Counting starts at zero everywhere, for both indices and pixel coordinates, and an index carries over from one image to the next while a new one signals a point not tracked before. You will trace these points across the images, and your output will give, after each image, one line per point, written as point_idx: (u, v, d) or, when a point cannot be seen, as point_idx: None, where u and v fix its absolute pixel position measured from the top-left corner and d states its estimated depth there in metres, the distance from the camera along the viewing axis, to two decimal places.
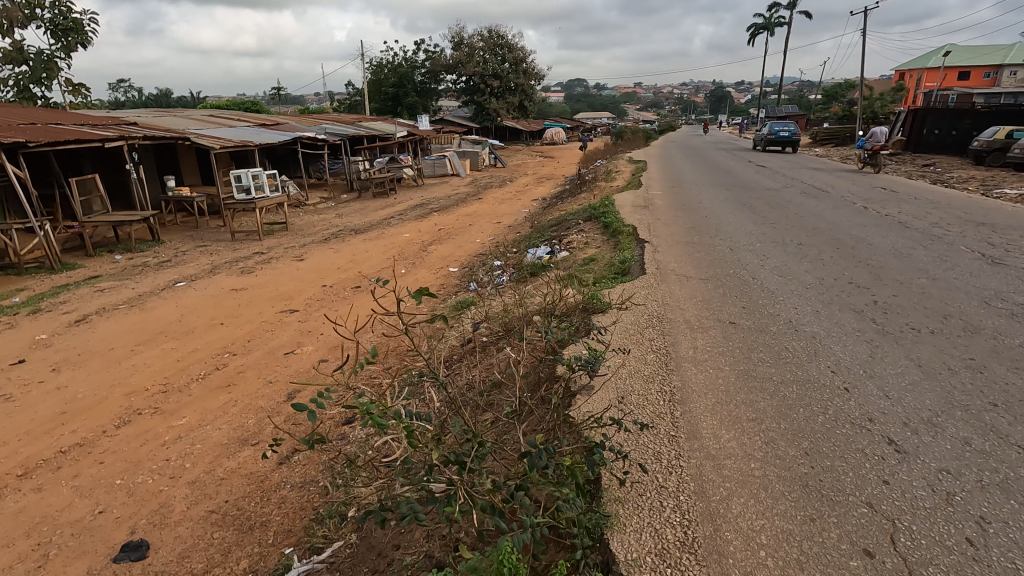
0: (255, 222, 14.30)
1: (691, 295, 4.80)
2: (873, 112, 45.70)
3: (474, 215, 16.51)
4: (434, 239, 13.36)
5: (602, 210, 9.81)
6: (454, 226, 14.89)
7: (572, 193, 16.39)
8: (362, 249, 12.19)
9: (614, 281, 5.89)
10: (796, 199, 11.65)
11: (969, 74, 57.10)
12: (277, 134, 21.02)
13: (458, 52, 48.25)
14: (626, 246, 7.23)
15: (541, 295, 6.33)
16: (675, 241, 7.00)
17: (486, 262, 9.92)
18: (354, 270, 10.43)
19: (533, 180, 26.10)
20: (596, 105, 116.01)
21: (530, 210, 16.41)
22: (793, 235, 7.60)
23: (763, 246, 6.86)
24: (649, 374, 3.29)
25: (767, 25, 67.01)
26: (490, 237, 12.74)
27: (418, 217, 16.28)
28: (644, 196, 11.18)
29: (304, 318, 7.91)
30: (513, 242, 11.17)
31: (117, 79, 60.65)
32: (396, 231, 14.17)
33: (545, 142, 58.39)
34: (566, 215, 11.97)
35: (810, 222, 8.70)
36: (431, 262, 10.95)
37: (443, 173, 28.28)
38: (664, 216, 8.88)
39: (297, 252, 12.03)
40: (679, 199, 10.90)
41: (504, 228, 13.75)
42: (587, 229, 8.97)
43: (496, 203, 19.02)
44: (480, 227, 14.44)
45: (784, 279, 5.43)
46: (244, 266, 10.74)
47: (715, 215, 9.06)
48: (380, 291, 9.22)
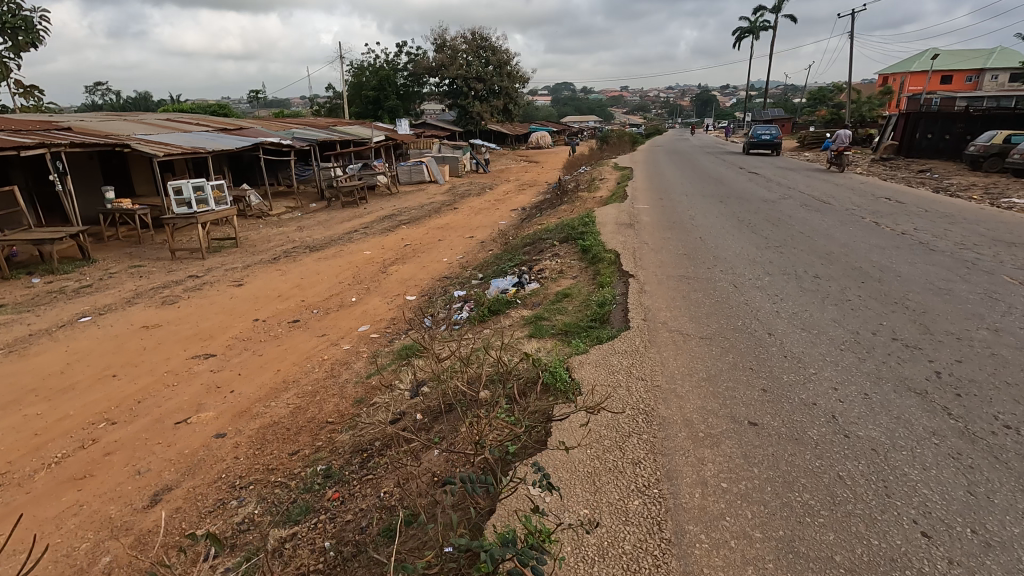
0: (197, 239, 12.82)
1: (690, 369, 3.49)
2: (860, 115, 45.13)
3: (446, 228, 15.19)
4: (398, 257, 12.02)
5: (581, 229, 8.53)
6: (422, 241, 13.59)
7: (551, 204, 15.14)
8: (314, 271, 10.80)
9: (589, 334, 4.61)
10: (798, 212, 10.47)
11: (953, 78, 56.97)
12: (236, 139, 19.53)
13: (440, 55, 46.93)
14: (607, 280, 5.94)
15: (499, 349, 5.02)
16: (666, 275, 5.73)
17: (448, 289, 8.61)
18: (297, 299, 9.06)
19: (514, 187, 24.83)
20: (583, 109, 115.36)
21: (507, 223, 15.14)
22: (806, 263, 6.36)
23: (772, 281, 5.62)
24: (631, 562, 1.98)
25: (752, 28, 66.58)
26: (457, 256, 11.43)
27: (384, 231, 14.94)
28: (630, 211, 9.92)
29: (217, 368, 6.49)
30: (482, 264, 9.88)
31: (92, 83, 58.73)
32: (356, 249, 12.80)
33: (531, 146, 57.22)
34: (544, 232, 10.69)
35: (820, 244, 7.48)
36: (387, 289, 9.60)
37: (420, 180, 26.92)
38: (651, 238, 7.62)
39: (238, 275, 10.61)
40: (668, 214, 9.67)
41: (475, 244, 12.45)
42: (564, 253, 7.66)
43: (471, 213, 17.72)
44: (450, 243, 13.12)
45: (809, 334, 4.17)
46: (171, 294, 9.31)
47: (710, 235, 7.82)
48: (319, 326, 7.80)
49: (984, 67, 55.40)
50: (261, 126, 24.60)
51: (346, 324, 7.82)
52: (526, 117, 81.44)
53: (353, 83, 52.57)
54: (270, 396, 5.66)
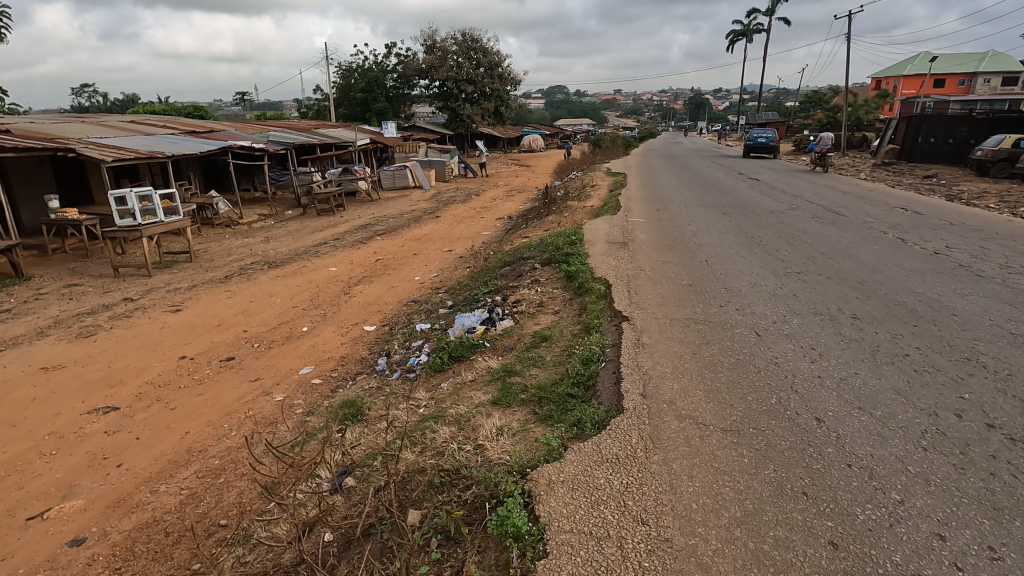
0: (144, 253, 11.51)
1: (714, 500, 2.31)
2: (857, 118, 44.30)
3: (424, 240, 13.97)
4: (367, 276, 10.79)
5: (567, 248, 7.33)
6: (396, 256, 12.37)
7: (538, 214, 13.99)
8: (267, 293, 9.58)
9: (569, 411, 3.44)
10: (810, 225, 9.36)
11: (946, 82, 56.51)
12: (201, 143, 18.25)
13: (429, 56, 45.82)
14: (595, 322, 4.76)
15: (451, 424, 3.83)
16: (669, 316, 4.55)
17: (413, 319, 7.41)
18: (239, 329, 7.83)
19: (502, 193, 23.67)
20: (576, 112, 114.44)
21: (490, 234, 13.96)
22: (836, 297, 5.22)
23: (802, 325, 4.46)
24: None
25: (745, 32, 66.17)
26: (432, 275, 10.22)
27: (357, 243, 13.71)
28: (623, 225, 8.75)
29: (114, 427, 5.24)
30: (456, 286, 8.68)
31: (76, 84, 57.36)
32: (321, 265, 11.56)
33: (523, 149, 56.16)
34: (528, 247, 9.51)
35: (847, 269, 6.34)
36: (345, 315, 8.37)
37: (404, 185, 25.69)
38: (648, 259, 6.45)
39: (180, 297, 9.34)
40: (667, 228, 8.53)
41: (453, 260, 11.27)
42: (546, 279, 6.47)
43: (454, 222, 16.55)
44: (426, 259, 11.91)
45: (870, 420, 3.00)
46: (93, 323, 8.03)
47: (717, 258, 6.66)
48: (256, 367, 6.57)
49: (977, 70, 54.90)
50: (235, 129, 23.28)
51: (288, 363, 6.58)
52: (518, 119, 80.38)
53: (341, 84, 51.22)
54: (165, 473, 4.44)
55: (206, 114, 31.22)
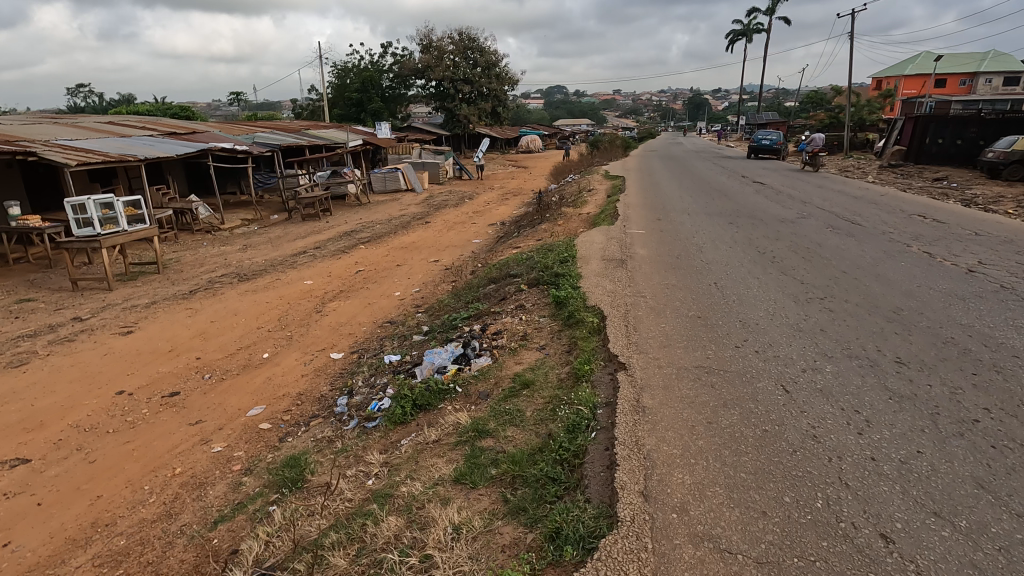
0: (105, 265, 10.66)
1: None
2: (860, 119, 43.48)
3: (410, 249, 13.14)
4: (345, 290, 9.96)
5: (557, 266, 6.51)
6: (378, 267, 11.55)
7: (531, 222, 13.19)
8: (232, 311, 8.76)
9: (547, 508, 2.63)
10: (825, 235, 8.56)
11: (946, 82, 55.74)
12: (179, 145, 17.40)
13: (425, 56, 45.06)
14: (585, 368, 3.95)
15: (399, 511, 3.02)
16: (677, 363, 3.74)
17: (384, 348, 6.58)
18: (192, 356, 7.02)
19: (497, 197, 22.86)
20: (576, 112, 113.67)
21: (480, 243, 13.13)
22: (871, 333, 4.41)
23: (839, 375, 3.65)
24: None
25: (746, 31, 65.36)
26: (414, 291, 9.40)
27: (338, 253, 12.87)
28: (621, 238, 7.94)
29: (15, 488, 4.42)
30: (436, 306, 7.85)
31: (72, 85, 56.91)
32: (296, 278, 10.73)
33: (521, 150, 55.38)
34: (518, 261, 8.71)
35: (877, 293, 5.53)
36: (312, 339, 7.54)
37: (396, 188, 24.86)
38: (649, 282, 5.64)
39: (134, 316, 8.52)
40: (669, 240, 7.74)
41: (438, 273, 10.48)
42: (533, 305, 5.64)
43: (444, 229, 15.74)
44: (409, 271, 11.08)
45: (957, 538, 2.19)
46: (29, 349, 7.21)
47: (727, 280, 5.85)
48: (200, 406, 5.72)
49: (979, 70, 53.95)
50: (219, 130, 22.44)
51: (236, 401, 5.74)
52: (517, 120, 79.54)
53: (336, 85, 50.36)
54: (56, 559, 3.61)
55: (192, 115, 30.37)
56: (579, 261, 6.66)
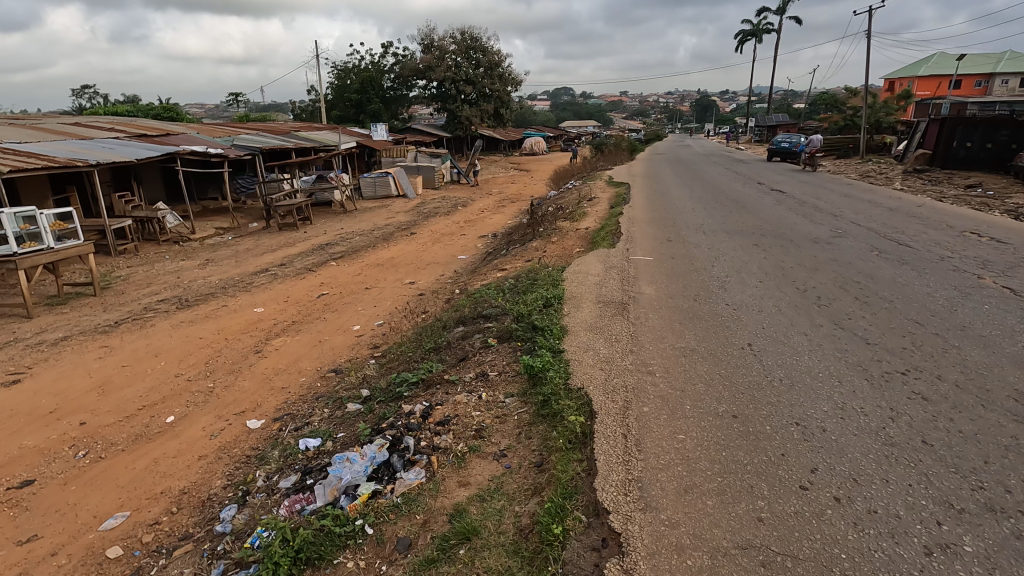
0: (25, 289, 9.22)
1: None
2: (877, 121, 41.75)
3: (386, 267, 11.63)
4: (298, 321, 8.45)
5: (537, 312, 4.96)
6: (344, 290, 10.04)
7: (523, 236, 11.65)
8: (152, 351, 7.26)
9: None
10: (875, 263, 6.96)
11: (962, 83, 53.74)
12: (143, 149, 15.99)
13: (426, 56, 43.72)
14: (555, 531, 2.40)
15: None
16: (709, 541, 2.20)
17: (311, 417, 5.04)
18: (74, 421, 5.51)
19: (493, 204, 21.35)
20: (583, 113, 112.16)
21: (465, 262, 11.62)
22: (1005, 449, 2.84)
23: (994, 568, 2.07)
24: None
25: (756, 30, 63.65)
26: (376, 325, 7.89)
27: (304, 272, 11.37)
28: (622, 268, 6.38)
29: None
30: (392, 353, 6.31)
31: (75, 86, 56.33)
32: (245, 305, 9.24)
33: (525, 153, 53.91)
34: (498, 292, 7.16)
35: (978, 362, 3.94)
36: (235, 395, 6.03)
37: (387, 194, 23.41)
38: (658, 345, 4.07)
39: (32, 358, 7.04)
40: (683, 272, 6.18)
41: (410, 300, 8.96)
42: (497, 378, 4.09)
43: (431, 241, 14.26)
44: (378, 295, 9.57)
45: None
46: None
47: (765, 338, 4.29)
48: (46, 508, 4.22)
49: (995, 71, 51.84)
50: (197, 132, 21.06)
51: (96, 502, 4.23)
52: (522, 122, 78.23)
53: (335, 85, 48.99)
54: None
55: (176, 117, 29.02)
56: (567, 305, 5.12)
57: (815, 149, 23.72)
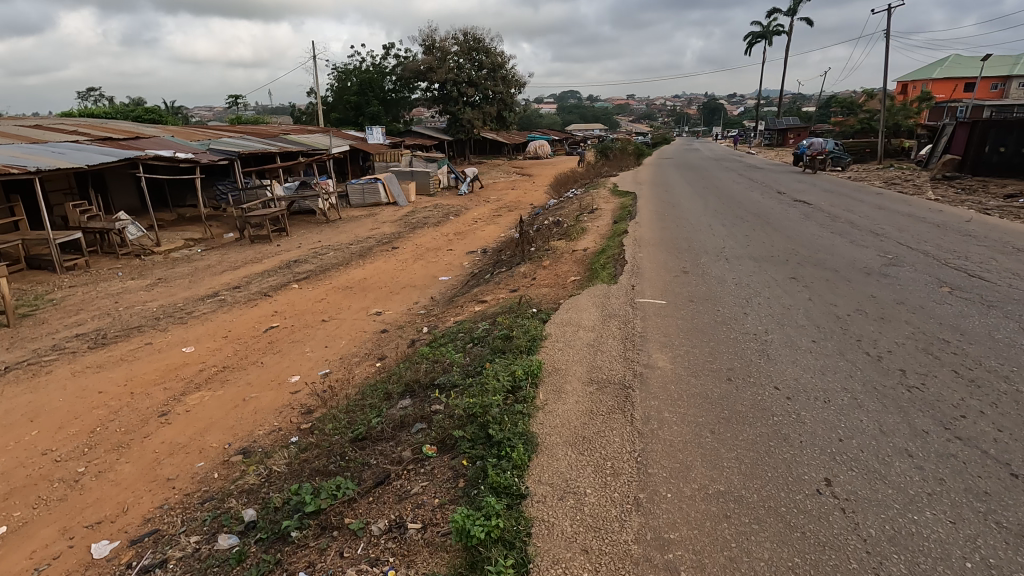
0: None
1: None
2: (895, 124, 39.94)
3: (353, 291, 10.07)
4: (229, 367, 6.90)
5: (499, 401, 3.36)
6: (298, 322, 8.51)
7: (512, 256, 10.09)
8: (27, 415, 5.71)
9: None
10: (955, 309, 5.35)
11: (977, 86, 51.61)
12: (100, 153, 14.54)
13: (427, 57, 42.29)
14: None
15: None
16: None
17: (172, 549, 3.48)
18: None
19: (489, 213, 19.80)
20: (590, 117, 110.51)
21: (444, 287, 10.06)
22: None
23: None
24: None
25: (768, 31, 61.90)
26: (319, 379, 6.33)
27: (259, 296, 9.84)
28: (625, 318, 4.79)
29: None
30: (318, 430, 4.73)
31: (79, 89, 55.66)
32: (174, 342, 7.70)
33: (529, 156, 52.39)
34: (466, 343, 5.57)
35: None
36: (102, 491, 4.48)
37: (376, 202, 21.91)
38: (683, 492, 2.47)
39: None
40: (709, 325, 4.61)
41: (368, 339, 7.42)
42: (416, 542, 2.48)
43: (413, 258, 12.73)
44: (335, 330, 8.02)
45: None
46: None
47: (850, 467, 2.70)
48: None
49: (1013, 73, 49.93)
50: (172, 135, 19.68)
51: None
52: (527, 124, 76.77)
53: (334, 87, 47.60)
54: None
55: (158, 119, 27.60)
56: (543, 391, 3.52)
57: (815, 152, 25.41)
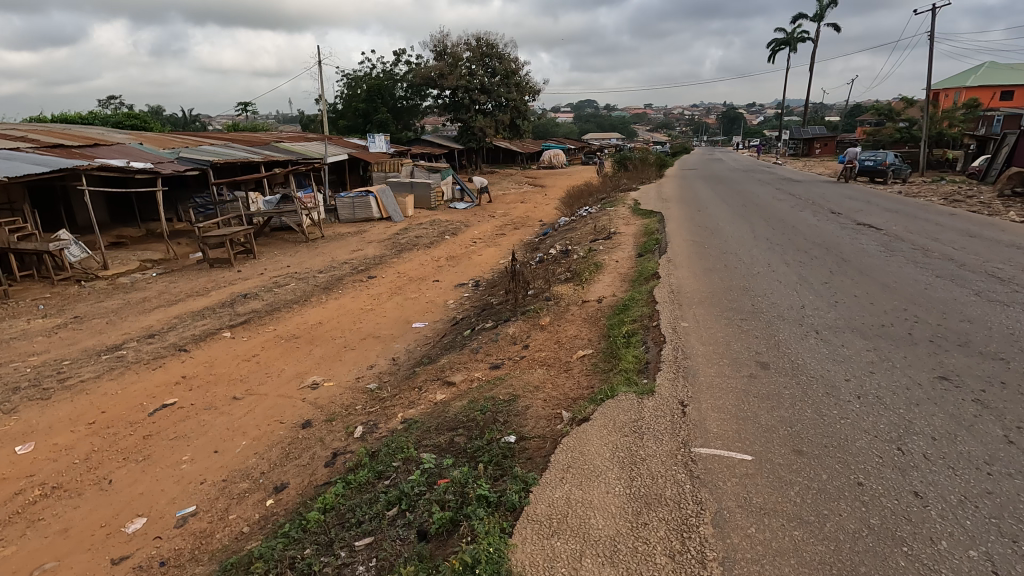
0: None
1: None
2: (937, 134, 36.91)
3: (298, 344, 7.79)
4: (59, 489, 4.58)
5: None
6: (203, 398, 6.19)
7: (504, 300, 7.70)
8: None
9: None
10: None
11: (1013, 95, 48.10)
12: (34, 164, 12.48)
13: (437, 63, 40.27)
14: None
15: None
16: None
17: None
18: None
19: (491, 231, 17.49)
20: (606, 125, 108.00)
21: (415, 341, 7.68)
22: None
23: None
24: None
25: (793, 39, 59.19)
26: (171, 530, 3.96)
27: (172, 350, 7.55)
28: (682, 513, 2.35)
29: None
30: None
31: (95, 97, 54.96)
32: (13, 435, 5.42)
33: (542, 166, 50.17)
34: (386, 512, 3.11)
35: None
36: None
37: (367, 217, 19.76)
38: None
39: None
40: (869, 556, 2.10)
41: (278, 441, 5.06)
42: None
43: (389, 291, 10.45)
44: (245, 416, 5.68)
45: None
46: None
47: None
48: None
49: None
50: (139, 143, 17.67)
51: None
52: (541, 133, 74.70)
53: (343, 95, 45.81)
54: None
55: (142, 126, 25.69)
56: None
57: (851, 161, 22.83)
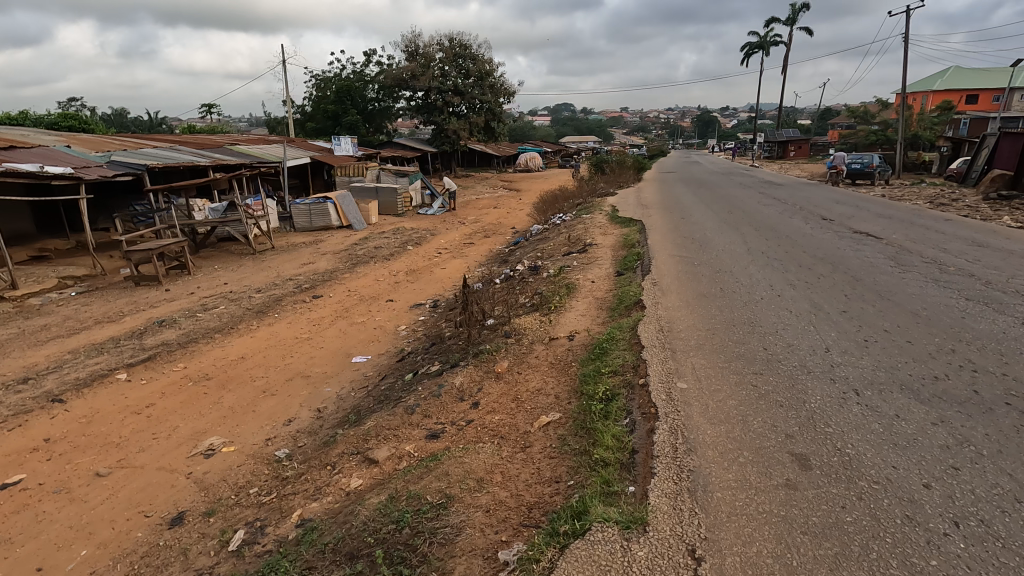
0: None
1: None
2: (912, 136, 36.76)
3: (208, 389, 6.37)
4: None
5: None
6: (57, 474, 4.74)
7: (459, 330, 6.39)
8: None
9: None
10: None
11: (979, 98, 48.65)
12: None
13: (408, 63, 38.83)
14: None
15: None
16: None
17: None
18: None
19: (459, 240, 16.16)
20: (584, 128, 107.52)
21: (350, 383, 6.32)
22: None
23: None
24: None
25: (767, 43, 59.29)
26: None
27: (45, 401, 6.05)
28: None
29: None
30: None
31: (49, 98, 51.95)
32: None
33: (518, 170, 48.97)
34: None
35: None
36: None
37: (326, 225, 18.25)
38: None
39: None
40: None
41: (129, 551, 3.66)
42: None
43: (334, 315, 9.05)
44: (101, 505, 4.25)
45: None
46: None
47: None
48: None
49: None
50: (66, 146, 15.89)
51: None
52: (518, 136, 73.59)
53: (312, 96, 44.01)
54: None
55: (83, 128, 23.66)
56: None
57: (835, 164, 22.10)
